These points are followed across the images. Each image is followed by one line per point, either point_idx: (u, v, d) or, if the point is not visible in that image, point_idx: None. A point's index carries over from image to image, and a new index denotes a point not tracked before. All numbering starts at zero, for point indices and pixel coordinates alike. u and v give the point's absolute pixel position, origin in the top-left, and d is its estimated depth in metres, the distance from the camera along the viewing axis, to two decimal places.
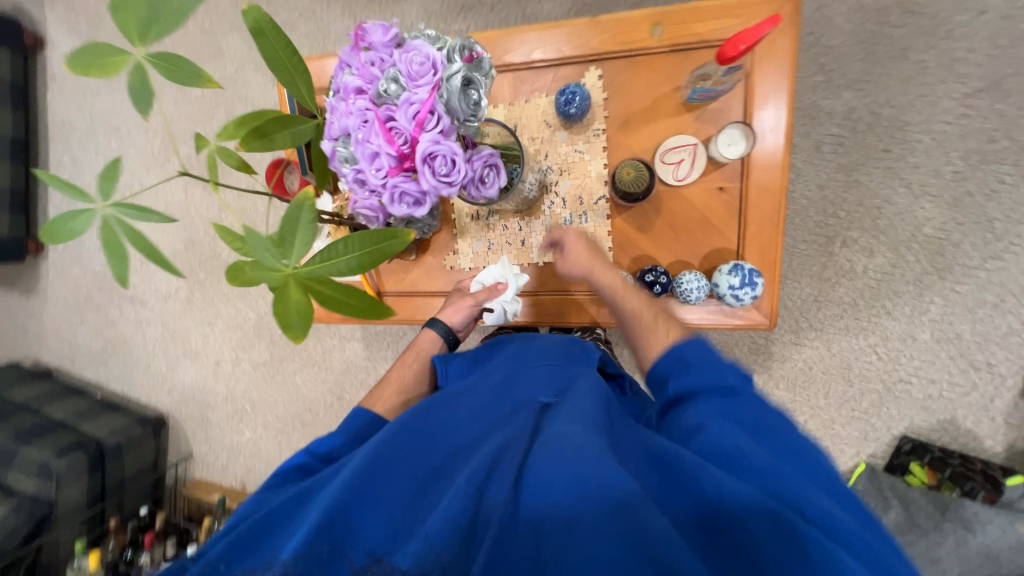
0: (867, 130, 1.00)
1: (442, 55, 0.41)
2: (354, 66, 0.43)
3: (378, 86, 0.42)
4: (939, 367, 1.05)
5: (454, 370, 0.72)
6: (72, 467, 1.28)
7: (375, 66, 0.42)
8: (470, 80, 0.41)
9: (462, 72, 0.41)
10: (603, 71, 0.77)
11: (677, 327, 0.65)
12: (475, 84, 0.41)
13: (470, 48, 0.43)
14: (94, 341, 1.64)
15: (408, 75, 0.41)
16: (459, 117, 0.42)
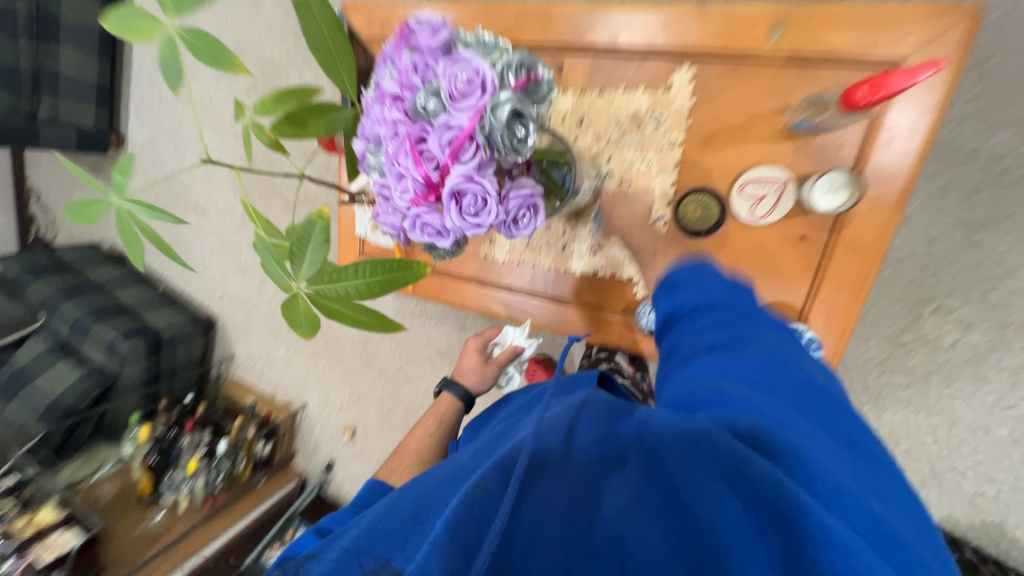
0: (1017, 184, 0.80)
1: (490, 90, 0.41)
2: (405, 81, 0.44)
3: (423, 111, 0.43)
4: (1006, 468, 0.92)
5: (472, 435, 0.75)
6: (135, 349, 1.46)
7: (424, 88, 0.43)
8: (519, 115, 0.42)
9: (507, 111, 0.41)
10: (698, 73, 0.65)
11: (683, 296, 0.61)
12: (520, 125, 0.42)
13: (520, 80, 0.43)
14: (161, 239, 1.77)
15: (453, 107, 0.42)
16: (500, 151, 0.43)
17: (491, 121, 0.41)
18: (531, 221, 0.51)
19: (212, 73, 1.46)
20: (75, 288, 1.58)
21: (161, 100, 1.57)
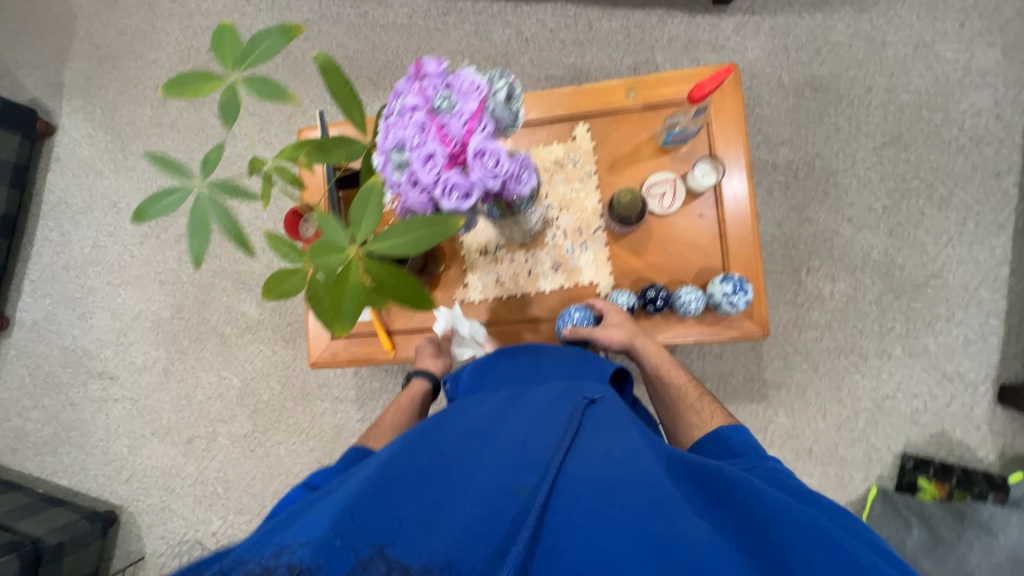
0: (806, 177, 1.19)
1: (486, 79, 0.50)
2: (410, 91, 0.52)
3: (434, 103, 0.50)
4: (918, 381, 1.12)
5: (463, 382, 0.82)
6: (1, 571, 1.07)
7: (430, 89, 0.51)
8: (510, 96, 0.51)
9: (504, 92, 0.50)
10: (590, 126, 0.91)
11: (720, 412, 0.75)
12: (514, 102, 0.51)
13: (507, 74, 0.52)
14: (46, 427, 1.47)
15: (460, 94, 0.49)
16: (507, 125, 0.52)
17: (494, 101, 0.50)
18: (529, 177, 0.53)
19: (137, 232, 1.47)
20: None
21: (69, 269, 1.49)
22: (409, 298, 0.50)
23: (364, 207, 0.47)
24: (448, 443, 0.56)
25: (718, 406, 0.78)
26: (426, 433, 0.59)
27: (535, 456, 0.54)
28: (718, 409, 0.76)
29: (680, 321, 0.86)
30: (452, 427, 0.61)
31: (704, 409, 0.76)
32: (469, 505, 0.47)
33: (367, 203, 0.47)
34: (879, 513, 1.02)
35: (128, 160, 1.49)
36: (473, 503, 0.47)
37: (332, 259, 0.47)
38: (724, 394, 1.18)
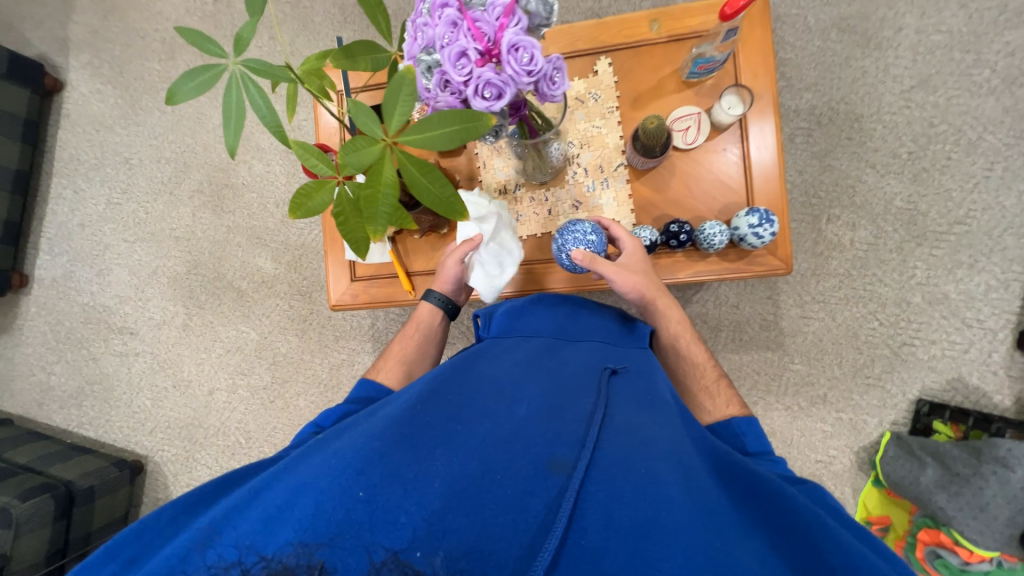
0: (830, 122, 1.16)
1: None
2: None
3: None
4: (936, 328, 1.12)
5: (496, 324, 0.86)
6: (37, 510, 1.11)
7: None
8: None
9: None
10: (612, 60, 0.89)
11: (735, 400, 0.76)
12: None
13: None
14: (70, 381, 1.50)
15: None
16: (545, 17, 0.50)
17: None
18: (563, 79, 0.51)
19: (151, 189, 1.47)
20: None
21: (85, 226, 1.50)
22: (438, 205, 0.50)
23: (397, 101, 0.46)
24: (474, 398, 0.60)
25: (735, 392, 0.78)
26: (454, 392, 0.61)
27: (562, 432, 0.55)
28: (732, 395, 0.77)
29: (701, 258, 0.86)
30: (477, 388, 0.63)
31: (720, 395, 0.77)
32: (495, 474, 0.49)
33: (398, 95, 0.46)
34: (893, 454, 1.04)
35: (139, 116, 1.48)
36: (499, 474, 0.49)
37: (367, 154, 0.47)
38: (740, 342, 1.19)
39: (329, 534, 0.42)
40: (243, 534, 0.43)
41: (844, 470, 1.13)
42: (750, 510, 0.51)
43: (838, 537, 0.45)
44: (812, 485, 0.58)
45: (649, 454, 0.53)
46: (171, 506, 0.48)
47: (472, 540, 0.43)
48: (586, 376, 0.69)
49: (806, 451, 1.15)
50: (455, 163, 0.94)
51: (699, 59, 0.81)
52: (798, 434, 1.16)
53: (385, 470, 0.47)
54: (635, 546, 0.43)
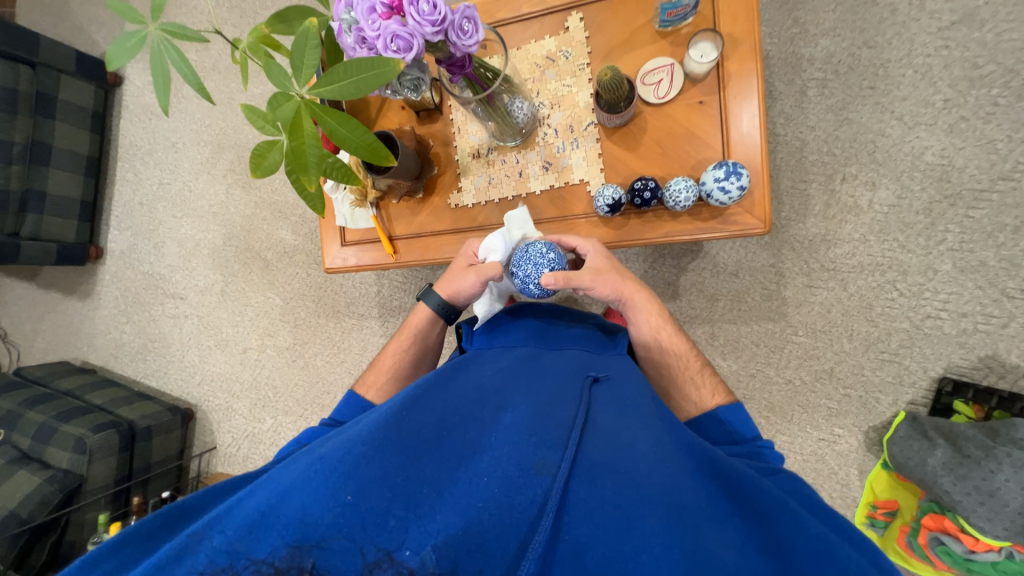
0: (849, 70, 1.04)
1: None
2: None
3: None
4: (968, 299, 1.00)
5: (477, 334, 0.80)
6: (105, 442, 1.33)
7: None
8: None
9: None
10: (584, 15, 0.86)
11: (720, 390, 0.72)
12: None
13: None
14: (137, 338, 1.74)
15: None
16: None
17: None
18: (473, 28, 0.53)
19: (193, 169, 1.65)
20: (38, 398, 1.47)
21: (144, 204, 1.71)
22: (359, 147, 0.56)
23: (304, 52, 0.50)
24: (458, 400, 0.56)
25: (718, 379, 0.74)
26: (434, 393, 0.57)
27: (554, 432, 0.50)
28: (716, 382, 0.73)
29: (672, 217, 0.83)
30: (460, 389, 0.59)
31: (704, 385, 0.73)
32: (482, 478, 0.45)
33: (308, 45, 0.50)
34: (902, 434, 0.96)
35: (181, 103, 1.64)
36: (487, 477, 0.45)
37: (287, 109, 0.52)
38: (738, 312, 1.13)
39: (325, 533, 0.39)
40: (225, 542, 0.39)
41: (849, 450, 1.06)
42: (725, 501, 0.47)
43: (807, 526, 0.43)
44: (789, 473, 0.55)
45: (639, 454, 0.49)
46: (149, 518, 0.46)
47: (463, 539, 0.40)
48: (570, 381, 0.61)
49: (808, 428, 1.09)
50: (431, 128, 0.96)
51: (667, 4, 0.77)
52: (800, 410, 1.10)
53: (372, 472, 0.43)
54: (616, 545, 0.42)
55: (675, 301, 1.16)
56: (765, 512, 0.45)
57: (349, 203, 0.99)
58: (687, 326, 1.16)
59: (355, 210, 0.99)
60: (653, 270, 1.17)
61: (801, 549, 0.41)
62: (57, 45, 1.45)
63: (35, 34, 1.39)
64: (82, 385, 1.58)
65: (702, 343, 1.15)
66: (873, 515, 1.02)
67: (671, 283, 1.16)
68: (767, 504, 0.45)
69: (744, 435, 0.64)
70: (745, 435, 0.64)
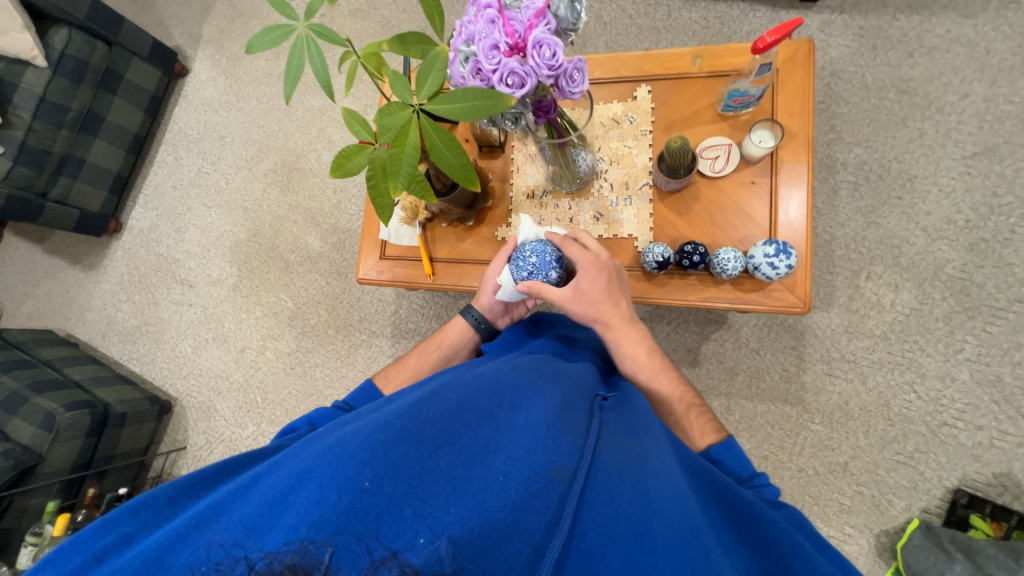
0: (879, 179, 1.13)
1: None
2: None
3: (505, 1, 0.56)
4: (984, 412, 1.02)
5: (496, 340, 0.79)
6: (76, 421, 1.23)
7: None
8: None
9: None
10: (652, 89, 0.93)
11: (710, 429, 0.66)
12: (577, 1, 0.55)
13: None
14: (131, 319, 1.68)
15: None
16: (571, 21, 0.57)
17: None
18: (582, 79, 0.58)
19: (235, 164, 1.68)
20: (13, 364, 1.38)
21: (176, 188, 1.72)
22: (453, 168, 0.58)
23: (428, 74, 0.55)
24: (471, 384, 0.50)
25: (710, 418, 0.69)
26: (447, 379, 0.52)
27: (570, 436, 0.44)
28: (709, 421, 0.68)
29: (715, 284, 0.86)
30: (473, 374, 0.54)
31: (692, 427, 0.67)
32: (497, 477, 0.40)
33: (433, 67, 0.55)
34: (916, 543, 0.94)
35: (239, 102, 1.71)
36: (502, 476, 0.40)
37: (398, 118, 0.55)
38: (756, 390, 1.12)
39: (337, 526, 0.35)
40: (243, 522, 0.37)
41: (860, 553, 1.02)
42: (731, 531, 0.45)
43: (816, 563, 0.42)
44: (790, 509, 0.54)
45: (656, 471, 0.44)
46: (169, 486, 0.44)
47: (479, 540, 0.36)
48: (583, 391, 0.55)
49: (819, 523, 1.05)
50: (491, 163, 1.00)
51: (733, 92, 0.84)
52: (812, 503, 1.06)
53: (390, 459, 0.39)
54: (632, 560, 0.38)
55: (695, 368, 1.16)
56: (780, 554, 0.43)
57: (398, 220, 1.00)
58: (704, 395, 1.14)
59: (402, 226, 1.00)
60: (676, 333, 1.18)
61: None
62: (139, 31, 1.52)
63: (121, 17, 1.46)
64: (64, 358, 1.49)
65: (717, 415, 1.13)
66: None
67: (693, 349, 1.16)
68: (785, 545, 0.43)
69: (740, 474, 0.60)
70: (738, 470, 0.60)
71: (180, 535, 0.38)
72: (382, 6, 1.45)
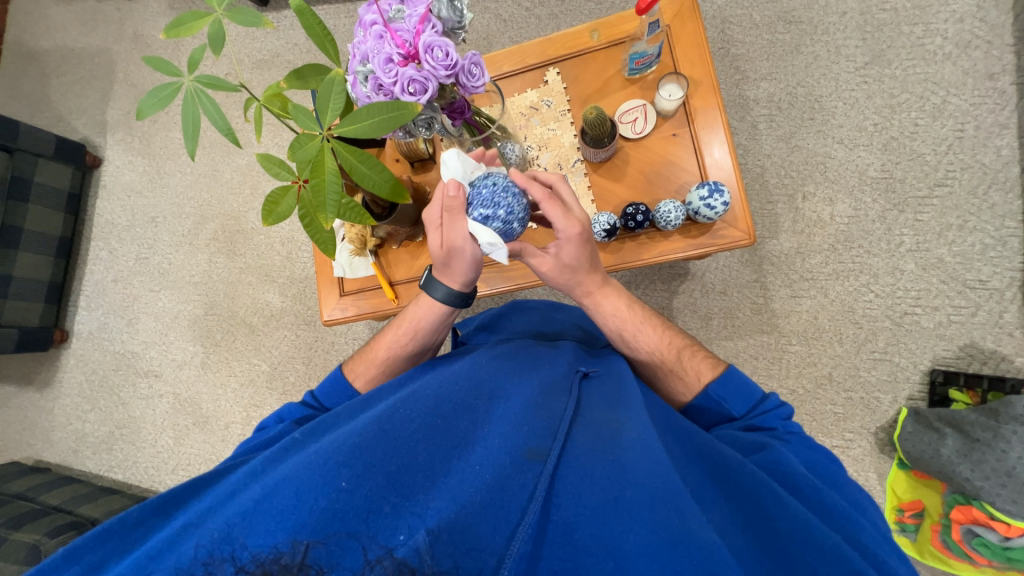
0: (790, 106, 1.19)
1: None
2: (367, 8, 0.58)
3: (389, 15, 0.57)
4: (936, 294, 1.09)
5: (472, 330, 0.80)
6: (63, 546, 1.14)
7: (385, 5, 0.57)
8: None
9: None
10: (560, 69, 0.96)
11: (706, 367, 0.65)
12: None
13: None
14: (102, 427, 1.59)
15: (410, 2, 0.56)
16: (456, 20, 0.59)
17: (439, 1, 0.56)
18: (479, 73, 0.60)
19: (173, 242, 1.62)
20: None
21: (118, 281, 1.65)
22: (380, 184, 0.60)
23: (329, 98, 0.55)
24: (450, 384, 0.49)
25: (704, 355, 0.68)
26: (424, 383, 0.51)
27: (546, 420, 0.45)
28: (704, 359, 0.67)
29: (665, 237, 0.89)
30: (449, 372, 0.53)
31: (688, 371, 0.66)
32: (475, 466, 0.39)
33: (333, 91, 0.55)
34: (909, 429, 1.00)
35: (163, 179, 1.65)
36: (479, 464, 0.39)
37: (311, 148, 0.55)
38: (733, 328, 1.16)
39: (317, 528, 0.32)
40: (211, 535, 0.33)
41: (864, 454, 1.07)
42: (712, 484, 0.46)
43: (788, 505, 0.41)
44: (772, 447, 0.51)
45: (630, 440, 0.44)
46: (134, 508, 0.41)
47: (460, 525, 0.34)
48: (557, 374, 0.56)
49: (821, 437, 1.09)
50: (426, 177, 1.00)
51: (634, 55, 0.88)
52: (810, 419, 1.10)
53: (369, 457, 0.37)
54: (607, 525, 0.37)
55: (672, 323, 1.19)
56: (755, 497, 0.43)
57: (348, 253, 0.99)
58: None
59: (354, 258, 0.99)
60: (646, 296, 1.21)
61: (781, 528, 0.40)
62: (37, 131, 1.45)
63: (16, 121, 1.39)
64: (36, 485, 1.39)
65: None
66: (902, 519, 1.02)
67: (666, 306, 1.19)
68: (762, 490, 0.43)
69: (741, 412, 0.61)
70: (741, 404, 0.61)
71: (146, 560, 0.33)
72: (283, 51, 1.44)
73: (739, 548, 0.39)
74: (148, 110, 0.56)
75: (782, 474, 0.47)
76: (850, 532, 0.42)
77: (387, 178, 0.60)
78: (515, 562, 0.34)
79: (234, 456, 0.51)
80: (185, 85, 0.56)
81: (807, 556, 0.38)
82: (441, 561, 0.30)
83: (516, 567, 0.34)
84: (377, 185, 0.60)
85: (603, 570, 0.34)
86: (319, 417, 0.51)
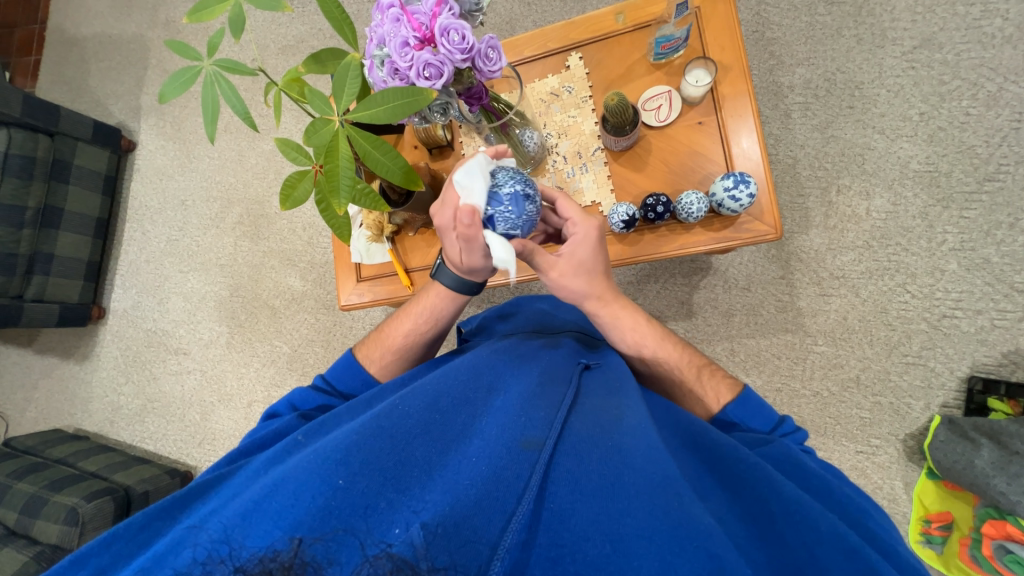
0: (828, 94, 1.13)
1: None
2: None
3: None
4: (979, 296, 1.02)
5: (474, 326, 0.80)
6: (100, 510, 1.20)
7: None
8: None
9: None
10: (583, 54, 0.93)
11: (725, 387, 0.61)
12: None
13: None
14: (135, 400, 1.67)
15: None
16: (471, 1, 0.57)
17: None
18: (496, 58, 0.60)
19: (202, 224, 1.67)
20: (27, 469, 1.36)
21: (150, 262, 1.72)
22: (392, 172, 0.60)
23: (344, 83, 0.54)
24: (448, 380, 0.49)
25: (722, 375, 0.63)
26: (421, 381, 0.50)
27: (543, 409, 0.44)
28: (723, 380, 0.63)
29: (685, 230, 0.86)
30: (447, 369, 0.52)
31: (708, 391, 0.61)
32: (471, 458, 0.39)
33: (348, 75, 0.54)
34: (942, 437, 0.95)
35: (193, 163, 1.70)
36: (476, 456, 0.39)
37: (325, 133, 0.55)
38: (756, 326, 1.12)
39: (313, 526, 0.32)
40: (210, 534, 0.33)
41: (890, 461, 1.03)
42: (708, 473, 0.44)
43: (781, 489, 0.40)
44: (780, 442, 0.49)
45: (628, 429, 0.43)
46: (140, 511, 0.41)
47: (453, 516, 0.33)
48: (557, 366, 0.55)
49: (845, 442, 1.05)
50: (444, 164, 0.99)
51: (660, 39, 0.84)
52: (834, 423, 1.06)
53: (365, 454, 0.37)
54: (601, 511, 0.36)
55: (691, 319, 1.15)
56: (751, 488, 0.41)
57: (365, 239, 1.00)
58: (706, 343, 1.14)
59: (371, 244, 1.00)
60: (665, 291, 1.17)
61: (775, 511, 0.39)
62: (77, 115, 1.50)
63: (57, 105, 1.44)
64: (75, 451, 1.47)
65: (723, 360, 1.12)
66: (928, 531, 0.97)
67: (685, 302, 1.16)
68: (753, 478, 0.41)
69: (764, 429, 0.57)
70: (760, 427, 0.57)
71: (147, 561, 0.33)
72: (308, 37, 1.44)
73: (738, 535, 0.37)
74: (169, 94, 0.57)
75: (793, 467, 0.46)
76: (862, 522, 0.41)
77: (400, 165, 0.60)
78: (508, 553, 0.33)
79: (236, 457, 0.51)
80: (205, 68, 0.57)
81: (803, 538, 0.36)
82: (437, 556, 0.30)
83: (509, 557, 0.33)
84: (390, 174, 0.60)
85: (600, 554, 0.33)
86: (321, 416, 0.51)
